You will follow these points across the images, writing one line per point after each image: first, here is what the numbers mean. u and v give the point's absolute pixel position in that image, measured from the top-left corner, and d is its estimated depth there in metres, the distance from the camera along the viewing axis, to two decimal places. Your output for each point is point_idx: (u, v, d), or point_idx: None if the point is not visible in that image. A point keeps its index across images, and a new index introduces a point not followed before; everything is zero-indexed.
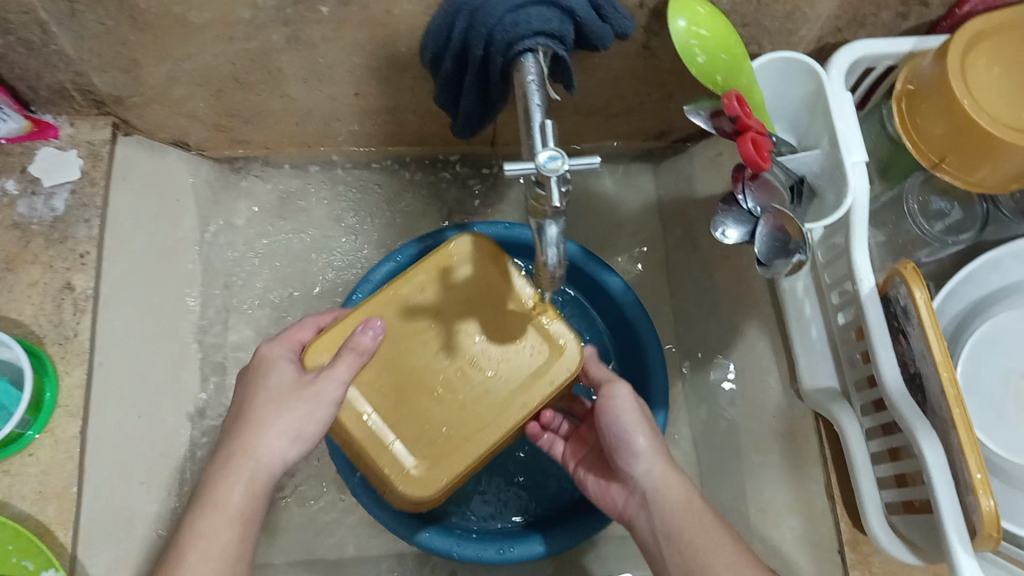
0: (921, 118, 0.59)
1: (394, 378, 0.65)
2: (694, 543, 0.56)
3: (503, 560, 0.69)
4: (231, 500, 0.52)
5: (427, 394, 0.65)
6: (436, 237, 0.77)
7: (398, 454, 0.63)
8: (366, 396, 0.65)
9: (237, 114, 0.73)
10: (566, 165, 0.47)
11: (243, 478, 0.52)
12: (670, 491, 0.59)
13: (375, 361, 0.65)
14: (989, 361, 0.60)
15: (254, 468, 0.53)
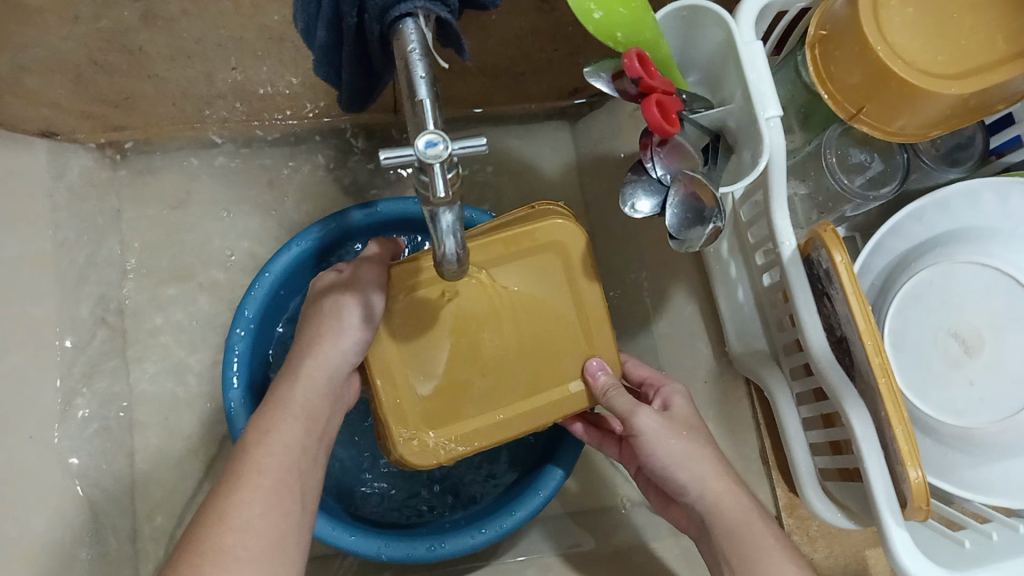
0: (836, 66, 0.55)
1: (419, 325, 0.60)
2: (741, 542, 0.51)
3: (432, 557, 0.66)
4: (294, 400, 0.53)
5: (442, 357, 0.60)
6: (338, 219, 0.70)
7: (398, 404, 0.60)
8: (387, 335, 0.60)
9: (106, 98, 0.67)
10: (449, 150, 0.42)
11: (308, 380, 0.54)
12: (720, 493, 0.53)
13: (404, 300, 0.60)
14: (918, 317, 0.58)
15: (316, 369, 0.55)
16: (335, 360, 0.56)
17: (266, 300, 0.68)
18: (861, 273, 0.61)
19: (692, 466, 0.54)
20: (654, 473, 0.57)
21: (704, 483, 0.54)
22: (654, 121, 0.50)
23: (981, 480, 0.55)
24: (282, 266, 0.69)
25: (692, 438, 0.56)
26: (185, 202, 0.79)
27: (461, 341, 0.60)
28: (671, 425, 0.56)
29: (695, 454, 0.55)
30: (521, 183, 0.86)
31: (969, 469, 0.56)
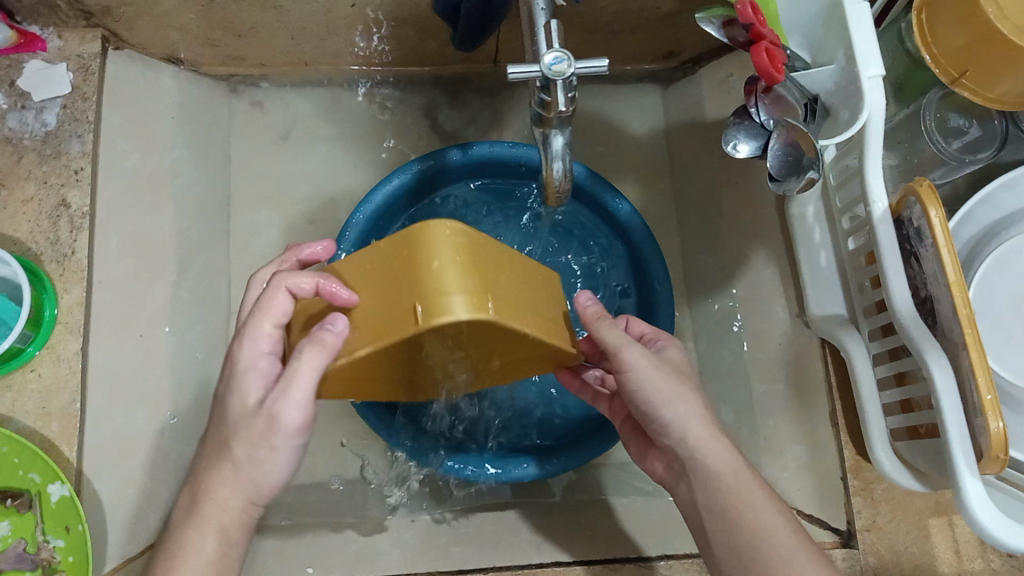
0: (941, 30, 0.56)
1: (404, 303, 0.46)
2: (734, 516, 0.51)
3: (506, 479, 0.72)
4: (195, 546, 0.47)
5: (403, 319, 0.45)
6: (435, 157, 0.73)
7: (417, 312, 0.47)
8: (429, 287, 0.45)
9: (230, 27, 0.71)
10: (572, 68, 0.44)
11: (206, 518, 0.47)
12: (710, 457, 0.53)
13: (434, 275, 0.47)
14: (1002, 284, 0.59)
15: (220, 509, 0.47)
16: (239, 496, 0.48)
17: (365, 228, 0.71)
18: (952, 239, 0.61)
19: (676, 407, 0.54)
20: (642, 412, 0.56)
21: (697, 440, 0.53)
22: (762, 67, 0.53)
23: None
24: (383, 197, 0.72)
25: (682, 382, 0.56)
26: (291, 136, 0.83)
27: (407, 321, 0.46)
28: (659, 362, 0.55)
29: (687, 399, 0.55)
30: (608, 143, 0.89)
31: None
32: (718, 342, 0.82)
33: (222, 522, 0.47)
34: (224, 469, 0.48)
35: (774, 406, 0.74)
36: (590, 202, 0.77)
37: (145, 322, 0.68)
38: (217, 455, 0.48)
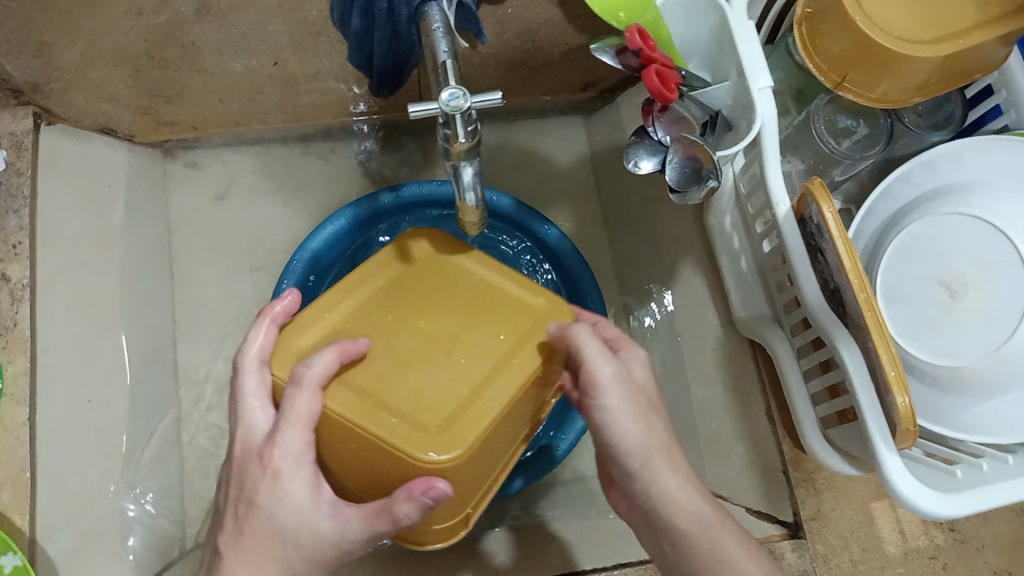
0: (820, 40, 0.60)
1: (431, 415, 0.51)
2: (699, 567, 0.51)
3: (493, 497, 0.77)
4: None
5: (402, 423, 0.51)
6: (368, 202, 0.75)
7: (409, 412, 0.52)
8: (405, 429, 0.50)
9: (160, 94, 0.74)
10: (468, 102, 0.47)
11: None
12: (676, 507, 0.52)
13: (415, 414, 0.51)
14: (908, 269, 0.60)
15: None
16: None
17: (304, 273, 0.73)
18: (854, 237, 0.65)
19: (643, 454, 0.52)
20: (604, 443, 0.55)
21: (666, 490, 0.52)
22: (654, 88, 0.57)
23: (975, 422, 0.58)
24: (320, 241, 0.74)
25: (652, 420, 0.54)
26: (229, 194, 0.86)
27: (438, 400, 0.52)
28: (630, 398, 0.53)
29: (652, 441, 0.53)
30: (537, 175, 0.92)
31: (977, 406, 0.58)
32: (661, 355, 0.85)
33: None
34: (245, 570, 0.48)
35: (717, 411, 0.77)
36: (519, 228, 0.80)
37: (93, 386, 0.69)
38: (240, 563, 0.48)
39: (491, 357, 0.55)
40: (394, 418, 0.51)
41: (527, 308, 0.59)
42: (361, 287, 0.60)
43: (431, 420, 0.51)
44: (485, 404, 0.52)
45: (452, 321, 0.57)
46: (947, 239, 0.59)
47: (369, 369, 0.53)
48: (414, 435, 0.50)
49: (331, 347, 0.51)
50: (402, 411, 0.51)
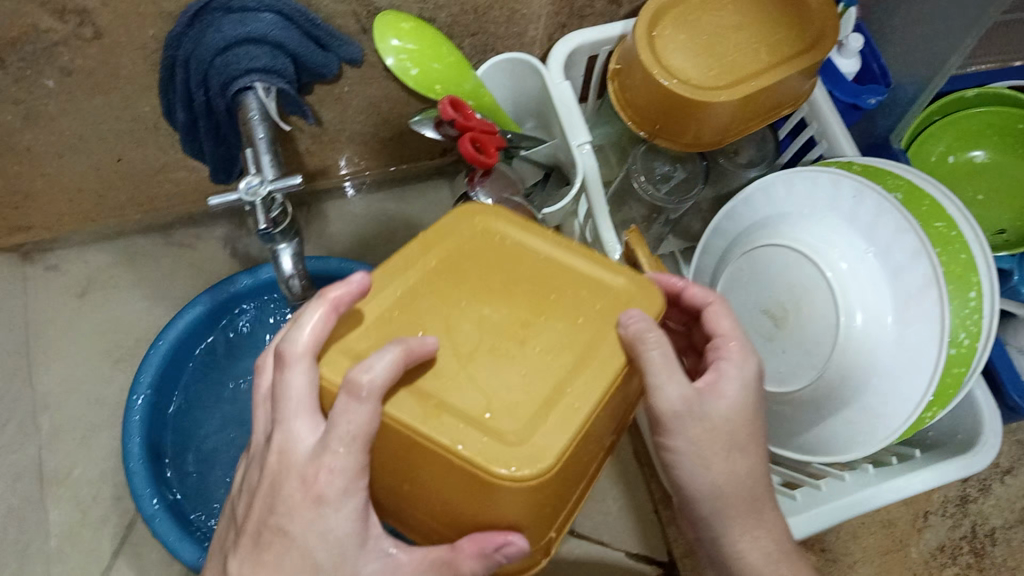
0: (629, 94, 0.64)
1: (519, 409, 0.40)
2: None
3: None
4: None
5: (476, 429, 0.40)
6: (224, 286, 0.75)
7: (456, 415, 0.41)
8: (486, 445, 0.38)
9: (5, 198, 0.74)
10: (266, 190, 0.49)
11: None
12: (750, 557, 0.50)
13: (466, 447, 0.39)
14: (741, 300, 0.65)
15: None
16: None
17: (162, 368, 0.72)
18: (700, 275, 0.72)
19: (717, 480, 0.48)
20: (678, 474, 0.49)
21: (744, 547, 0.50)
22: (467, 155, 0.58)
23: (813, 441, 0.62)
24: (178, 333, 0.73)
25: (741, 453, 0.48)
26: (92, 289, 0.85)
27: (520, 393, 0.41)
28: (704, 426, 0.46)
29: (736, 493, 0.48)
30: None
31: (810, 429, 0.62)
32: None
33: None
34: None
35: None
36: None
37: None
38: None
39: (576, 358, 0.43)
40: (461, 430, 0.39)
41: (602, 289, 0.46)
42: (426, 256, 0.47)
43: (515, 436, 0.39)
44: (565, 407, 0.40)
45: (538, 301, 0.45)
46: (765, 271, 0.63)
47: (445, 361, 0.42)
48: (499, 444, 0.39)
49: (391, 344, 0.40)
50: (485, 417, 0.40)
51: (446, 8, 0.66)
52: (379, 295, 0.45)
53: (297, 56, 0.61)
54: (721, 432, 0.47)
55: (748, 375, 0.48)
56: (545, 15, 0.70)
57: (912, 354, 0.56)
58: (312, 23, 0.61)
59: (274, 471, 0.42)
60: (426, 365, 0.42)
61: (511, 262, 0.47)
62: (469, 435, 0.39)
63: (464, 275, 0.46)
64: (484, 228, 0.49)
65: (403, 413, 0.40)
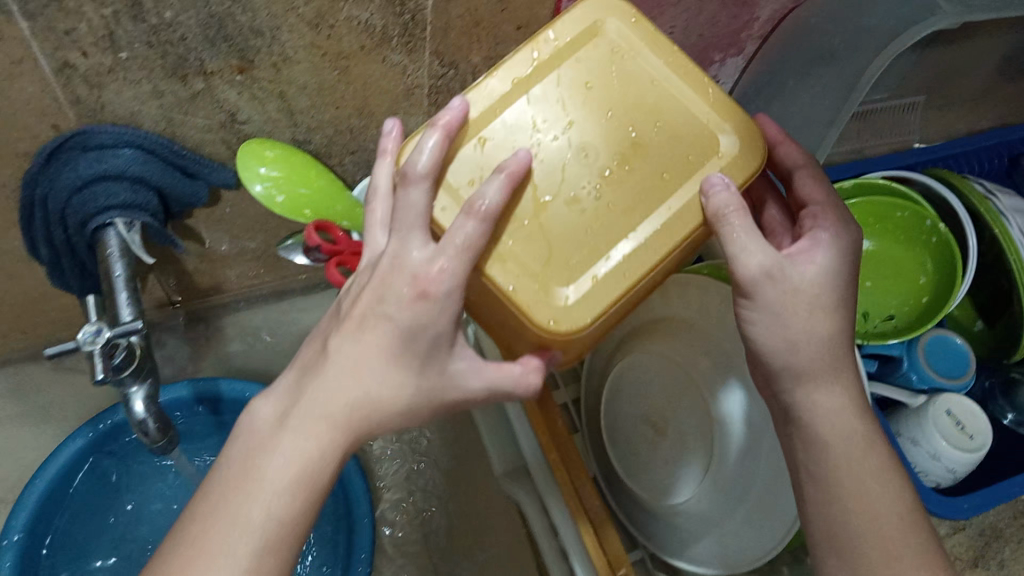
0: None
1: (542, 255, 0.47)
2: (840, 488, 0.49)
3: None
4: (298, 448, 0.42)
5: (562, 273, 0.47)
6: (107, 415, 0.73)
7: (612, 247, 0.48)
8: (522, 288, 0.46)
9: None
10: (103, 336, 0.47)
11: (237, 490, 0.42)
12: (836, 425, 0.50)
13: (521, 278, 0.46)
14: (624, 408, 0.65)
15: (252, 488, 0.41)
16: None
17: (39, 507, 0.69)
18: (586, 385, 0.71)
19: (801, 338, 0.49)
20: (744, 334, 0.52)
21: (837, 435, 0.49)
22: (336, 281, 0.58)
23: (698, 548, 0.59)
24: (57, 467, 0.70)
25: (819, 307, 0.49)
26: None
27: (571, 246, 0.47)
28: (781, 289, 0.48)
29: (814, 367, 0.50)
30: None
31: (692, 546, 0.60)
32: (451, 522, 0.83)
33: (272, 484, 0.41)
34: (291, 491, 0.42)
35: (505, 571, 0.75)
36: None
37: None
38: (252, 470, 0.41)
39: (640, 205, 0.48)
40: (515, 275, 0.46)
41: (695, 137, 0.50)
42: (536, 71, 0.50)
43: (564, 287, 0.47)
44: (615, 271, 0.47)
45: (626, 138, 0.49)
46: (647, 380, 0.64)
47: (545, 172, 0.48)
48: (551, 299, 0.46)
49: (497, 171, 0.46)
50: (541, 269, 0.47)
51: (320, 130, 0.66)
52: (564, 93, 0.50)
53: (162, 188, 0.61)
54: (818, 299, 0.49)
55: (853, 237, 0.53)
56: (423, 129, 0.71)
57: (777, 465, 0.55)
58: (176, 154, 0.61)
59: (385, 281, 0.44)
60: (528, 173, 0.48)
61: (614, 87, 0.50)
62: (523, 286, 0.46)
63: (572, 108, 0.49)
64: (598, 34, 0.51)
65: (504, 243, 0.47)
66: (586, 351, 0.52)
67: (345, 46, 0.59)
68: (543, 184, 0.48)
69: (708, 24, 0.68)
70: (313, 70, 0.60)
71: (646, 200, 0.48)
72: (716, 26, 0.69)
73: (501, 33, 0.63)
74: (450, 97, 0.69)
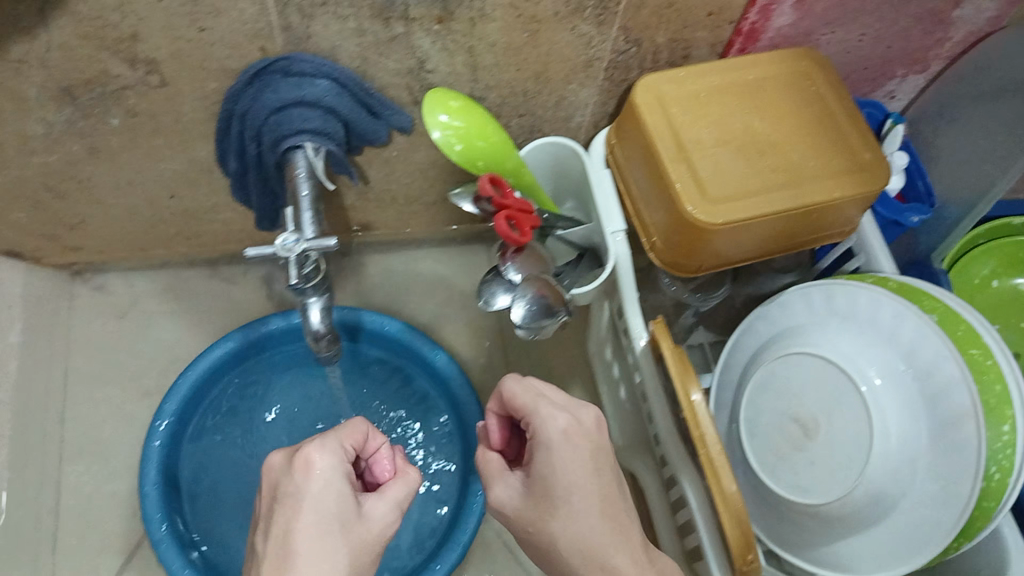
0: (623, 158, 0.66)
1: (712, 170, 0.60)
2: None
3: None
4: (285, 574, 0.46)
5: (719, 185, 0.60)
6: (257, 325, 0.78)
7: (762, 184, 0.60)
8: (684, 186, 0.59)
9: (63, 222, 0.77)
10: (300, 246, 0.51)
11: None
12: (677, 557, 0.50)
13: (687, 177, 0.60)
14: (766, 402, 0.65)
15: None
16: None
17: (185, 400, 0.75)
18: (725, 368, 0.71)
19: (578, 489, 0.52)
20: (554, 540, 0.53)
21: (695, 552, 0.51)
22: (502, 231, 0.61)
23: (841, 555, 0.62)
24: (203, 367, 0.76)
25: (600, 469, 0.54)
26: (133, 309, 0.86)
27: (729, 175, 0.60)
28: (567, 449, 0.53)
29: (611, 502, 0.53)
30: (443, 304, 0.92)
31: (824, 545, 0.63)
32: None
33: None
34: None
35: None
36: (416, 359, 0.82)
37: None
38: None
39: (792, 171, 0.61)
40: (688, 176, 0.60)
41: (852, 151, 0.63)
42: (745, 69, 0.65)
43: (716, 193, 0.59)
44: (759, 199, 0.59)
45: (795, 129, 0.63)
46: (796, 376, 0.63)
47: (730, 131, 0.62)
48: (706, 198, 0.59)
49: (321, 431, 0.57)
50: (706, 183, 0.59)
51: (497, 89, 0.69)
52: (762, 87, 0.64)
53: (348, 121, 0.65)
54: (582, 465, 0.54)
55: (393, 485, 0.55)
56: (593, 102, 0.73)
57: (946, 486, 0.56)
58: (365, 92, 0.65)
59: (280, 483, 0.52)
60: (719, 133, 0.62)
61: (797, 101, 0.64)
62: (689, 186, 0.59)
63: (765, 98, 0.64)
64: (796, 62, 0.65)
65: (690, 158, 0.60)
66: (710, 261, 0.64)
67: (541, 11, 0.61)
68: (727, 136, 0.62)
69: (899, 37, 0.68)
70: (506, 29, 0.62)
71: (800, 167, 0.61)
72: (905, 40, 0.68)
73: (691, 17, 0.63)
74: (627, 75, 0.70)
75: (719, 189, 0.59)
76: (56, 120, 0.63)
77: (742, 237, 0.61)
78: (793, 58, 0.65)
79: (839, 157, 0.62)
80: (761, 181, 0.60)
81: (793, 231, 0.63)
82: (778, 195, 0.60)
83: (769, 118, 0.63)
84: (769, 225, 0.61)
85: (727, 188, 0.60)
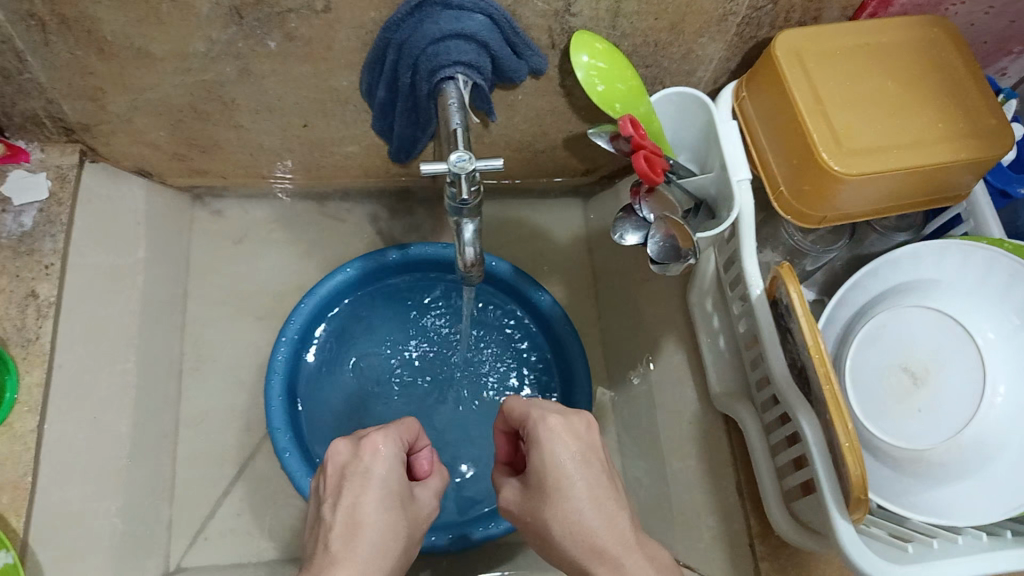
0: (754, 110, 0.69)
1: (846, 124, 0.63)
2: None
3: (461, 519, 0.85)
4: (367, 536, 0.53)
5: (852, 138, 0.62)
6: (377, 256, 0.89)
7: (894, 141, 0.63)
8: (819, 137, 0.62)
9: (196, 143, 0.83)
10: (472, 164, 0.55)
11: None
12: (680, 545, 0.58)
13: (822, 129, 0.62)
14: (873, 353, 0.67)
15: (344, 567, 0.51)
16: None
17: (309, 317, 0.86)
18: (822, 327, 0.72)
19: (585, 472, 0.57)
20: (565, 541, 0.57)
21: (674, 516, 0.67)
22: (642, 170, 0.64)
23: (937, 503, 0.63)
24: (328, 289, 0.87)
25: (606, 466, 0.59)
26: (247, 239, 0.97)
27: (862, 130, 0.63)
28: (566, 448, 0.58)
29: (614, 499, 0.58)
30: (530, 244, 1.02)
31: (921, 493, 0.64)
32: (642, 425, 0.91)
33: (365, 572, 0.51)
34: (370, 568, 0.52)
35: (688, 482, 0.82)
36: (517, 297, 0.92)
37: (98, 405, 0.79)
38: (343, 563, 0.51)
39: (922, 130, 0.64)
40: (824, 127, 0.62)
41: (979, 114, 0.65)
42: (879, 31, 0.67)
43: (850, 146, 0.62)
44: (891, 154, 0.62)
45: (926, 90, 0.65)
46: (909, 329, 0.67)
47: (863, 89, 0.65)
48: (841, 150, 0.62)
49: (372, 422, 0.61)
50: (841, 135, 0.62)
51: (631, 37, 0.71)
52: (894, 49, 0.67)
53: (495, 56, 0.67)
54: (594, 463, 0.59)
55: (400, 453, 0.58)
56: (717, 58, 0.75)
57: None
58: (514, 32, 0.66)
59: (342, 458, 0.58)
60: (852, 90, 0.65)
61: (928, 64, 0.66)
62: (825, 138, 0.62)
63: (898, 59, 0.66)
64: (929, 27, 0.68)
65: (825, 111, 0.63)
66: (834, 214, 0.66)
67: None
68: (861, 93, 0.65)
69: None
70: None
71: (930, 127, 0.64)
72: None
73: None
74: (757, 32, 0.72)
75: (853, 142, 0.62)
76: (218, 39, 0.66)
77: (870, 191, 0.64)
78: (926, 24, 0.68)
79: (968, 120, 0.65)
80: (892, 137, 0.63)
81: (916, 190, 0.66)
82: (908, 152, 0.62)
83: (901, 79, 0.66)
84: (896, 181, 0.64)
85: (860, 142, 0.62)
